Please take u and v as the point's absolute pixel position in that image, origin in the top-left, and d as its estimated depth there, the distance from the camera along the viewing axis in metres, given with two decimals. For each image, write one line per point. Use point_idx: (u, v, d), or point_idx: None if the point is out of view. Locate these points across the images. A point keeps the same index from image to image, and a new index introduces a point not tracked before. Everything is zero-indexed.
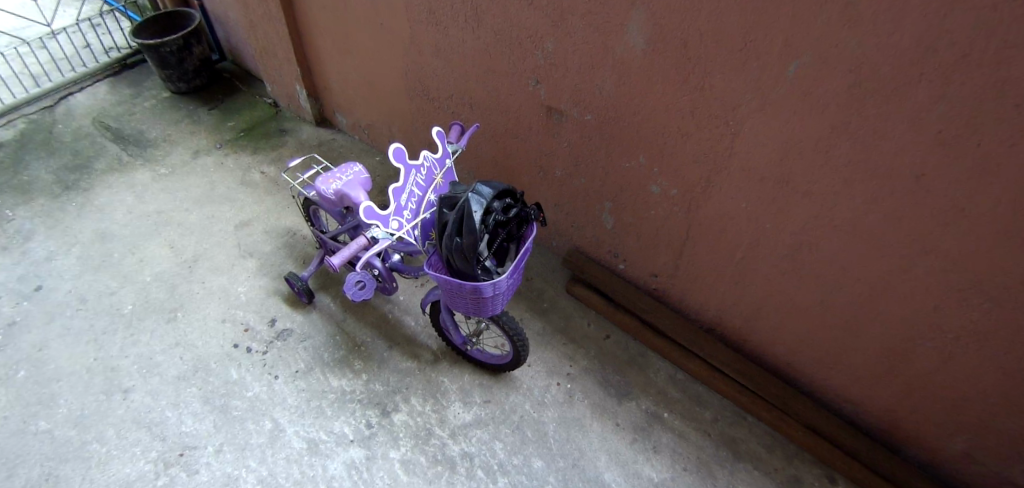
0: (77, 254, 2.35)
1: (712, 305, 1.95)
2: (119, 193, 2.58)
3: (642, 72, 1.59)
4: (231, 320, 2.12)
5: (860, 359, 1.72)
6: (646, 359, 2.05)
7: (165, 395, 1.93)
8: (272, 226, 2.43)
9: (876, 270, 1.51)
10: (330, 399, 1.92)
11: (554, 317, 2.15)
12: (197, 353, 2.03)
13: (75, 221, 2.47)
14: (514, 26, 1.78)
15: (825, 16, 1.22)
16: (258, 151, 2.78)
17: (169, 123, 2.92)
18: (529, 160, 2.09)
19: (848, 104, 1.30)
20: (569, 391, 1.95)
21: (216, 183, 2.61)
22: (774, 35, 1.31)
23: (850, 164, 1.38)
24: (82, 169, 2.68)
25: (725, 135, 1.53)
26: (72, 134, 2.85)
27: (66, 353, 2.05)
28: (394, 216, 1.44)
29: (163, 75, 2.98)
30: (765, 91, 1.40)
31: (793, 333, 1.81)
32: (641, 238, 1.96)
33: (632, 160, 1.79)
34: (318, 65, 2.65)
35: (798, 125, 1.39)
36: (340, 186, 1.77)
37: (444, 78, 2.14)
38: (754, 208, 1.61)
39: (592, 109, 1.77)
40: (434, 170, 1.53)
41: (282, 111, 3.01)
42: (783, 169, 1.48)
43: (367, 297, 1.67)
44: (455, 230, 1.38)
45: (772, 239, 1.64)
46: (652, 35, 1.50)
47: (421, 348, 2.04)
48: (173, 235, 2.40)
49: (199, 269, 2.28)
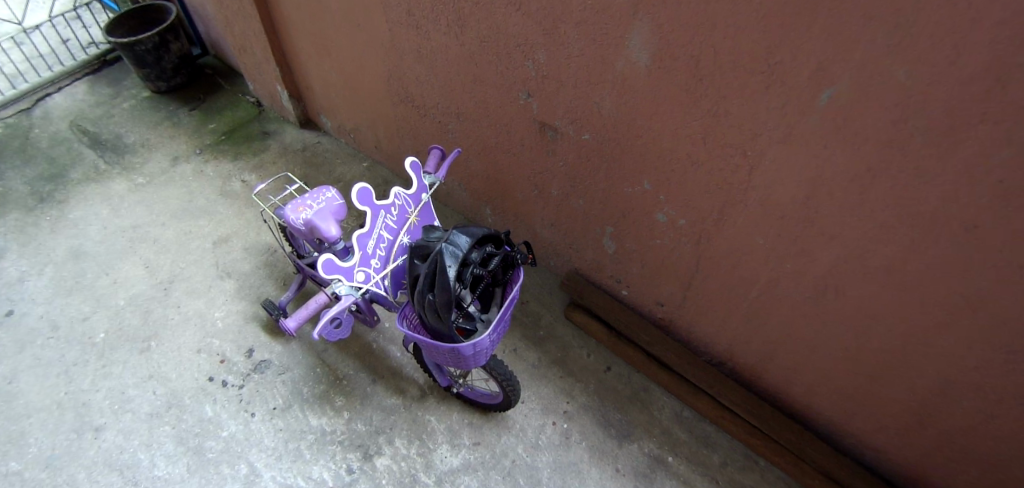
0: (49, 274, 2.22)
1: (723, 340, 1.77)
2: (95, 206, 2.43)
3: (646, 92, 1.37)
4: (207, 350, 1.99)
5: (887, 410, 1.54)
6: (649, 394, 1.89)
7: (137, 434, 1.82)
8: (252, 243, 2.28)
9: (913, 322, 1.32)
10: (309, 440, 1.79)
11: (551, 347, 1.99)
12: (171, 387, 1.92)
13: (49, 238, 2.33)
14: (500, 33, 1.56)
15: (869, 38, 1.00)
16: (240, 157, 2.62)
17: (148, 126, 2.76)
18: (523, 177, 1.90)
19: (890, 141, 1.09)
20: (565, 432, 1.80)
21: (196, 194, 2.47)
22: (803, 59, 1.09)
23: (887, 208, 1.17)
24: (57, 179, 2.54)
25: (741, 166, 1.32)
26: (49, 139, 2.70)
27: (36, 386, 1.94)
28: (359, 267, 1.26)
29: (141, 74, 2.80)
30: (790, 121, 1.18)
31: (813, 377, 1.63)
32: (645, 266, 1.78)
33: (636, 186, 1.58)
34: (299, 64, 2.45)
35: (827, 160, 1.19)
36: (311, 215, 1.59)
37: (428, 85, 1.93)
38: (773, 246, 1.41)
39: (590, 127, 1.56)
40: (406, 208, 1.35)
41: (266, 111, 2.83)
42: (808, 207, 1.28)
43: (342, 334, 1.45)
44: (428, 287, 1.21)
45: (792, 280, 1.45)
46: (657, 49, 1.28)
47: (407, 383, 1.90)
48: (149, 253, 2.27)
49: (175, 292, 2.15)
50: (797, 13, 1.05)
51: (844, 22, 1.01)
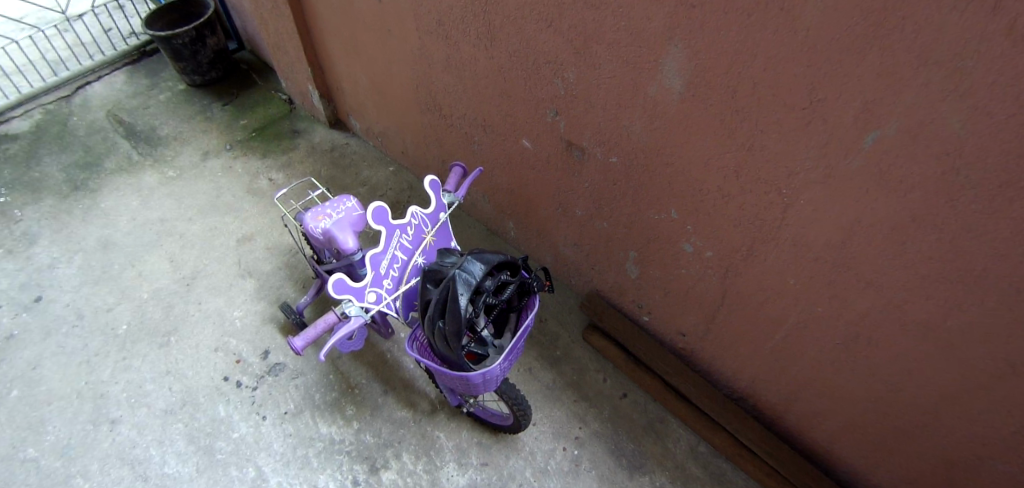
0: (79, 263, 2.26)
1: (745, 376, 1.70)
2: (126, 197, 2.48)
3: (676, 120, 1.30)
4: (224, 349, 2.00)
5: (915, 465, 1.45)
6: (665, 425, 1.83)
7: (150, 430, 1.84)
8: (275, 243, 2.30)
9: (951, 380, 1.23)
10: (317, 448, 1.78)
11: (567, 368, 1.94)
12: (187, 384, 1.93)
13: (80, 226, 2.38)
14: (530, 49, 1.51)
15: (923, 81, 0.92)
16: (269, 155, 2.63)
17: (182, 119, 2.79)
18: (548, 193, 1.85)
19: (938, 190, 1.01)
20: (576, 458, 1.76)
21: (223, 190, 2.49)
22: (849, 99, 1.01)
23: (929, 259, 1.10)
24: (91, 167, 2.59)
25: (774, 203, 1.25)
26: (86, 128, 2.75)
27: (58, 374, 1.97)
28: (371, 287, 1.22)
29: (177, 67, 2.84)
30: (830, 162, 1.10)
31: (838, 424, 1.55)
32: (668, 294, 1.72)
33: (663, 213, 1.51)
34: (330, 65, 2.45)
35: (868, 205, 1.11)
36: (330, 225, 1.58)
37: (456, 96, 1.90)
38: (804, 287, 1.34)
39: (618, 151, 1.50)
40: (423, 227, 1.33)
41: (296, 109, 2.85)
42: (844, 252, 1.21)
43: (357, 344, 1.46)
44: (438, 314, 1.18)
45: (822, 323, 1.37)
46: (691, 78, 1.20)
47: (418, 396, 1.88)
48: (174, 247, 2.30)
49: (196, 288, 2.17)
50: (845, 51, 0.97)
51: (898, 62, 0.93)
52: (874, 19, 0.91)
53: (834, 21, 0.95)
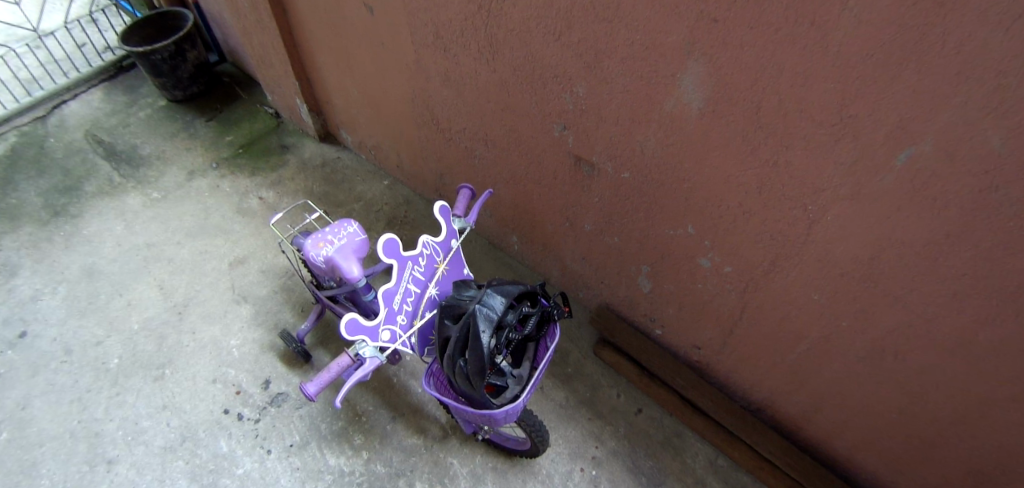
0: (64, 294, 2.16)
1: (762, 390, 1.67)
2: (110, 222, 2.37)
3: (695, 137, 1.24)
4: (222, 380, 1.92)
5: (942, 478, 1.42)
6: (682, 440, 1.79)
7: (149, 469, 1.76)
8: (269, 265, 2.22)
9: (982, 398, 1.19)
10: (326, 481, 1.72)
11: (579, 386, 1.90)
12: (185, 419, 1.85)
13: (63, 255, 2.28)
14: (535, 62, 1.45)
15: (963, 98, 0.88)
16: (257, 172, 2.55)
17: (164, 137, 2.69)
18: (554, 208, 1.80)
19: (975, 209, 0.96)
20: (594, 479, 1.72)
21: (212, 210, 2.40)
22: (882, 116, 0.97)
23: (963, 278, 1.05)
24: (72, 192, 2.47)
25: (799, 220, 1.20)
26: (63, 149, 2.63)
27: (48, 414, 1.88)
28: (384, 326, 1.18)
29: (157, 83, 2.73)
30: (860, 181, 1.06)
31: (860, 439, 1.51)
32: (683, 308, 1.68)
33: (679, 229, 1.47)
34: (319, 78, 2.36)
35: (899, 223, 1.06)
36: (332, 252, 1.51)
37: (455, 110, 1.84)
38: (829, 304, 1.29)
39: (631, 166, 1.45)
40: (435, 256, 1.28)
41: (284, 123, 2.76)
42: (872, 270, 1.16)
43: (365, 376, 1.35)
44: (459, 352, 1.13)
45: (845, 339, 1.33)
46: (711, 94, 1.15)
47: (428, 422, 1.83)
48: (163, 274, 2.21)
49: (189, 316, 2.08)
50: (878, 67, 0.92)
51: (935, 79, 0.89)
52: (912, 35, 0.87)
53: (869, 37, 0.91)
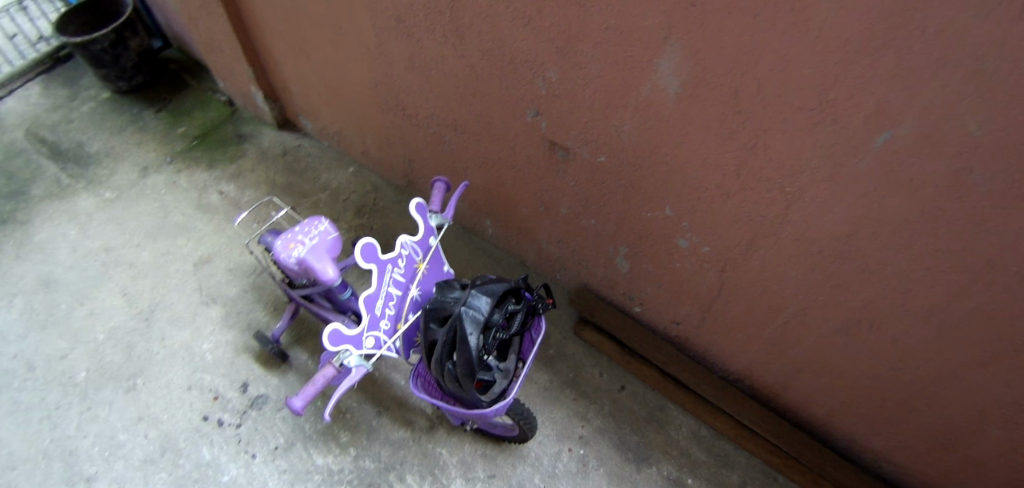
0: (19, 307, 2.05)
1: (741, 361, 1.71)
2: (62, 227, 2.25)
3: (672, 121, 1.23)
4: (198, 386, 1.87)
5: (912, 437, 1.48)
6: (665, 413, 1.83)
7: (131, 483, 1.72)
8: (237, 262, 2.14)
9: (952, 363, 1.24)
10: (316, 481, 1.71)
11: (562, 367, 1.91)
12: (163, 429, 1.80)
13: (14, 265, 2.16)
14: (504, 46, 1.40)
15: (941, 83, 0.88)
16: (215, 164, 2.44)
17: (112, 133, 2.54)
18: (529, 192, 1.78)
19: (950, 187, 0.98)
20: (582, 458, 1.75)
21: (170, 209, 2.30)
22: (860, 99, 0.97)
23: (936, 252, 1.08)
24: (16, 197, 2.33)
25: (777, 200, 1.21)
26: (3, 151, 2.47)
27: (18, 435, 1.80)
28: (368, 333, 1.20)
29: (99, 75, 2.57)
30: (838, 162, 1.07)
31: (836, 403, 1.56)
32: (662, 287, 1.69)
33: (656, 211, 1.46)
34: (274, 64, 2.25)
35: (874, 202, 1.08)
36: (304, 253, 1.46)
37: (422, 95, 1.78)
38: (806, 280, 1.31)
39: (606, 150, 1.43)
40: (413, 257, 1.29)
41: (239, 111, 2.63)
42: (849, 247, 1.18)
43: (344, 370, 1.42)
44: (446, 355, 1.14)
45: (822, 313, 1.36)
46: (688, 78, 1.13)
47: (414, 413, 1.82)
48: (125, 279, 2.11)
49: (157, 322, 2.01)
50: (856, 52, 0.92)
51: (914, 63, 0.89)
52: (891, 21, 0.87)
53: (849, 23, 0.90)
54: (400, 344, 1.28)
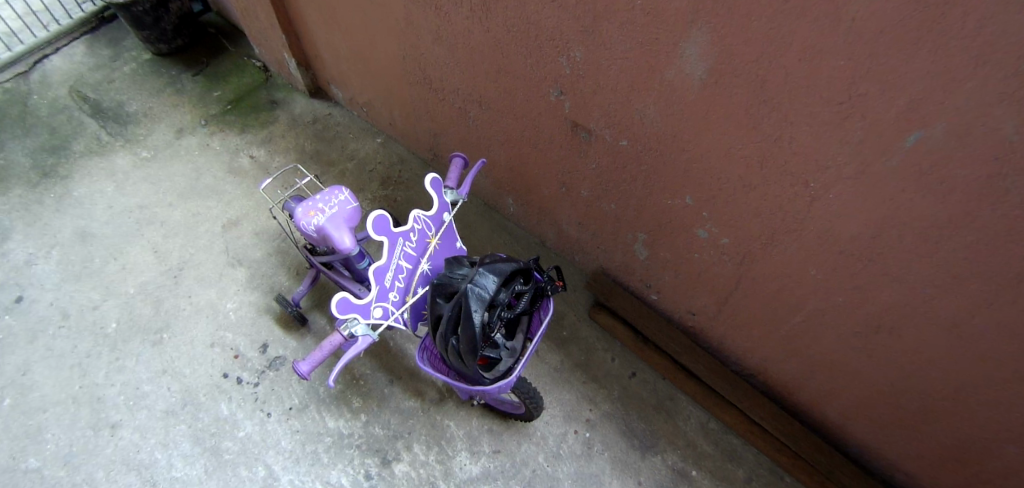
0: (57, 258, 2.15)
1: (755, 357, 1.68)
2: (100, 184, 2.33)
3: (696, 107, 1.19)
4: (220, 344, 1.94)
5: (927, 447, 1.44)
6: (675, 403, 1.82)
7: (153, 432, 1.80)
8: (263, 227, 2.19)
9: (971, 376, 1.20)
10: (326, 443, 1.76)
11: (574, 349, 1.91)
12: (185, 383, 1.88)
13: (54, 217, 2.25)
14: (530, 23, 1.37)
15: (978, 82, 0.84)
16: (247, 129, 2.48)
17: (151, 94, 2.61)
18: (551, 172, 1.76)
19: (982, 193, 0.93)
20: (587, 441, 1.76)
21: (203, 170, 2.36)
22: (892, 94, 0.92)
23: (963, 259, 1.03)
24: (59, 151, 2.42)
25: (799, 195, 1.17)
26: (48, 107, 2.56)
27: (51, 379, 1.90)
28: (376, 303, 1.24)
29: (140, 36, 2.63)
30: (865, 160, 1.02)
31: (849, 407, 1.53)
32: (679, 276, 1.67)
33: (676, 199, 1.43)
34: (307, 31, 2.26)
35: (902, 204, 1.03)
36: (323, 221, 1.47)
37: (448, 70, 1.77)
38: (826, 280, 1.27)
39: (629, 134, 1.40)
40: (426, 231, 1.34)
41: (273, 77, 2.66)
42: (872, 247, 1.13)
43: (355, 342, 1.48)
44: (451, 330, 1.17)
45: (840, 315, 1.32)
46: (713, 64, 1.09)
47: (425, 385, 1.85)
48: (156, 236, 2.19)
49: (184, 280, 2.08)
50: (891, 45, 0.88)
51: (952, 61, 0.85)
52: (930, 12, 0.82)
53: (885, 14, 0.85)
54: (406, 316, 1.31)
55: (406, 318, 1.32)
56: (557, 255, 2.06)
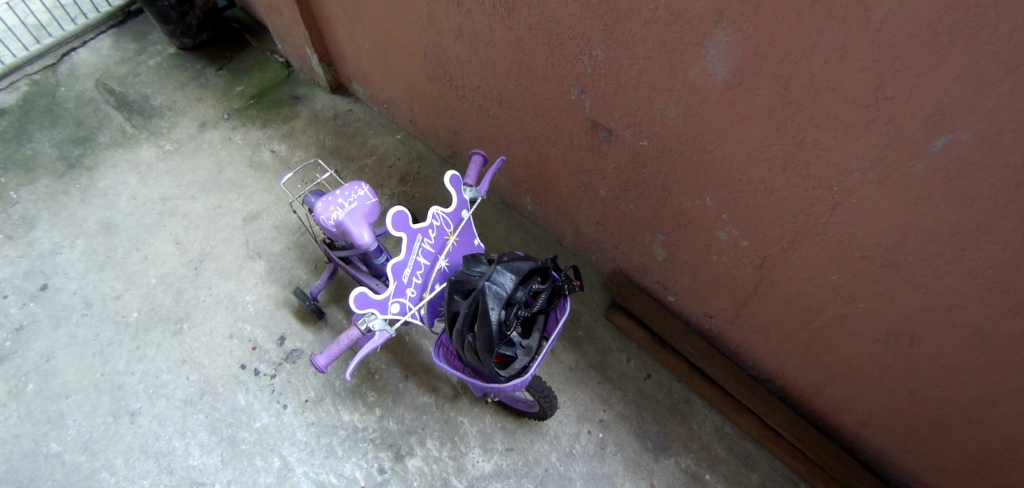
0: (82, 248, 2.19)
1: (773, 362, 1.65)
2: (124, 175, 2.37)
3: (718, 108, 1.18)
4: (238, 336, 1.97)
5: (946, 458, 1.41)
6: (690, 406, 1.81)
7: (171, 421, 1.83)
8: (282, 220, 2.22)
9: (995, 387, 1.17)
10: (340, 436, 1.78)
11: (589, 349, 1.90)
12: (204, 373, 1.91)
13: (80, 208, 2.29)
14: (553, 22, 1.37)
15: (1009, 87, 0.82)
16: (269, 124, 2.51)
17: (175, 87, 2.64)
18: (570, 172, 1.76)
19: (1010, 201, 0.91)
20: (601, 442, 1.75)
21: (224, 164, 2.39)
22: (919, 98, 0.91)
23: (989, 268, 1.01)
24: (85, 143, 2.47)
25: (822, 199, 1.15)
26: (75, 99, 2.61)
27: (72, 366, 1.94)
28: (393, 298, 1.25)
29: (165, 30, 2.67)
30: (891, 165, 1.00)
31: (869, 415, 1.50)
32: (697, 279, 1.65)
33: (697, 200, 1.42)
34: (329, 27, 2.28)
35: (928, 210, 1.01)
36: (342, 217, 1.48)
37: (469, 67, 1.77)
38: (847, 285, 1.25)
39: (649, 134, 1.39)
40: (445, 228, 1.35)
41: (295, 72, 2.69)
42: (895, 254, 1.11)
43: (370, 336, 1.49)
44: (467, 327, 1.18)
45: (861, 322, 1.30)
46: (737, 65, 1.08)
47: (440, 381, 1.86)
48: (179, 228, 2.22)
49: (205, 272, 2.11)
50: (921, 48, 0.86)
51: (982, 65, 0.83)
52: (960, 14, 0.80)
53: (914, 16, 0.84)
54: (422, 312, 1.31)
55: (422, 314, 1.33)
56: (575, 254, 2.05)
